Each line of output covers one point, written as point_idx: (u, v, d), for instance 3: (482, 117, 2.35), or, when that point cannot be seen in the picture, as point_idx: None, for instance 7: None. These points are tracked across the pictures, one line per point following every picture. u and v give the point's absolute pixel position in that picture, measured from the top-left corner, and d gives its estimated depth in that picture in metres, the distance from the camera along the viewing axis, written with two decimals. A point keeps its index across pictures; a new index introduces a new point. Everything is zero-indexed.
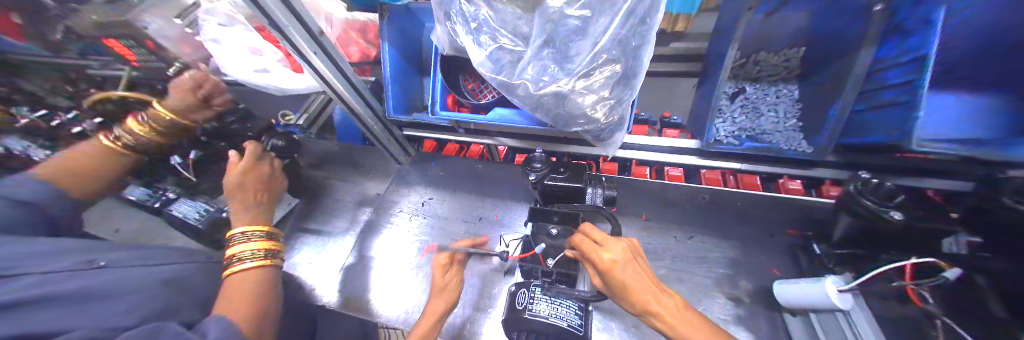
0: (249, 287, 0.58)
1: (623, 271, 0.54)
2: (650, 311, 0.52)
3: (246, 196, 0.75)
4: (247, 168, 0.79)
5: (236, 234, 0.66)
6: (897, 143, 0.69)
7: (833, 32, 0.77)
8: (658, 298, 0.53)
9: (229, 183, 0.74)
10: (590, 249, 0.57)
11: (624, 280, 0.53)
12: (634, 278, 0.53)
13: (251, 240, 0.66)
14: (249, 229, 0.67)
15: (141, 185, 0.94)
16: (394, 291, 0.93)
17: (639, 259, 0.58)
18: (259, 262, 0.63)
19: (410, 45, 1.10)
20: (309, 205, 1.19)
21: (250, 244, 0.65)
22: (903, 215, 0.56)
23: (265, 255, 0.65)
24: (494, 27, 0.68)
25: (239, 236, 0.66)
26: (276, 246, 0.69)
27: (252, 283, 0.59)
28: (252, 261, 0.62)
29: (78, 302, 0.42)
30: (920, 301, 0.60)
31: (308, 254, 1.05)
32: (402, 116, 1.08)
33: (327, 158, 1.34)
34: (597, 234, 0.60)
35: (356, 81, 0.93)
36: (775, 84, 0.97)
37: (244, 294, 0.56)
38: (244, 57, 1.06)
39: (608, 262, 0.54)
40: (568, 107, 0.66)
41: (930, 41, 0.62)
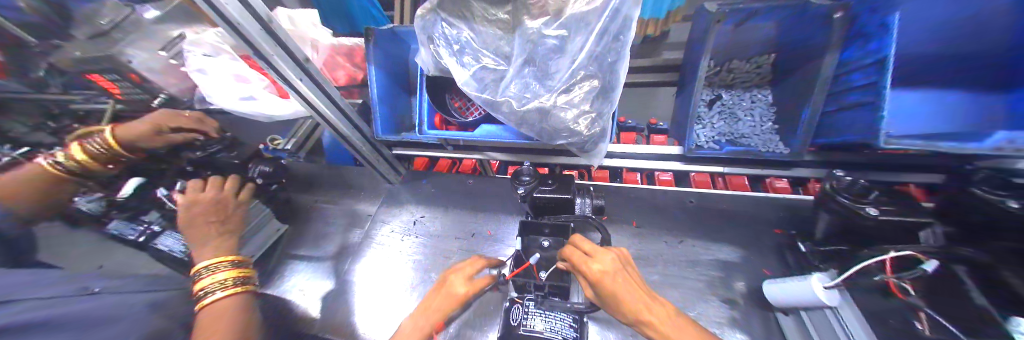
0: (227, 316, 0.57)
1: (613, 281, 0.55)
2: (639, 319, 0.53)
3: (200, 230, 0.74)
4: (197, 197, 0.79)
5: (201, 268, 0.63)
6: (867, 140, 0.73)
7: (798, 39, 0.82)
8: (647, 305, 0.53)
9: (184, 218, 0.75)
10: (580, 260, 0.58)
11: (614, 290, 0.54)
12: (624, 288, 0.54)
13: (219, 271, 0.63)
14: (214, 261, 0.65)
15: (123, 220, 0.87)
16: (388, 315, 0.91)
17: (628, 268, 0.59)
18: (230, 291, 0.61)
19: (396, 66, 1.12)
20: (299, 230, 1.18)
21: (216, 275, 0.62)
22: (878, 211, 0.59)
23: (235, 283, 0.63)
24: (476, 48, 0.71)
25: (204, 269, 0.63)
26: (246, 273, 0.67)
27: (226, 312, 0.58)
28: (222, 290, 0.60)
29: (67, 324, 0.41)
30: (903, 294, 0.57)
31: (298, 280, 1.03)
32: (391, 136, 1.09)
33: (315, 180, 1.33)
34: (587, 245, 0.60)
35: (344, 105, 0.94)
36: (749, 89, 1.01)
37: (220, 322, 0.55)
38: (230, 85, 1.06)
39: (597, 273, 0.56)
40: (552, 121, 0.68)
41: (886, 44, 0.66)
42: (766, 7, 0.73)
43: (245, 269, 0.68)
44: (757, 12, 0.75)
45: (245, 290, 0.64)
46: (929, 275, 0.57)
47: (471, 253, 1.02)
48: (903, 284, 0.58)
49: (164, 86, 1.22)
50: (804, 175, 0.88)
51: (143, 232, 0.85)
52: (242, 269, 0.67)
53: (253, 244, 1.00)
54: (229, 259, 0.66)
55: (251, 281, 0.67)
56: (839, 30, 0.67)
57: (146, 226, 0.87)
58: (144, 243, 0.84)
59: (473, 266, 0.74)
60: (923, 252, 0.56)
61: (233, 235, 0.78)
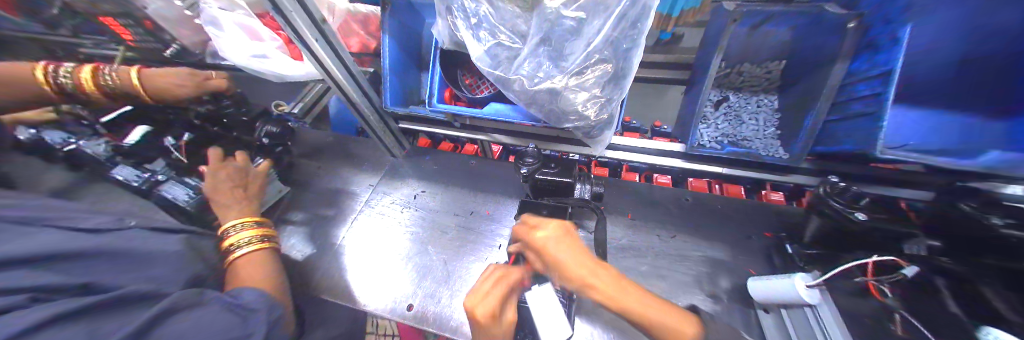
0: (252, 267, 0.68)
1: (553, 247, 0.60)
2: (586, 284, 0.56)
3: (225, 192, 0.79)
4: (218, 164, 0.84)
5: (229, 227, 0.73)
6: (865, 151, 0.74)
7: (810, 46, 0.84)
8: (588, 272, 0.57)
9: (211, 183, 0.80)
10: (527, 233, 0.67)
11: (554, 256, 0.59)
12: (561, 256, 0.59)
13: (244, 230, 0.73)
14: (240, 221, 0.74)
15: (128, 166, 0.86)
16: (382, 281, 0.94)
17: (572, 236, 0.63)
18: (257, 246, 0.72)
19: (410, 37, 1.12)
20: (299, 194, 1.19)
21: (242, 234, 0.72)
22: (868, 217, 0.59)
23: (260, 240, 0.73)
24: (494, 24, 0.72)
25: (234, 226, 0.73)
26: (269, 232, 0.77)
27: (254, 264, 0.69)
28: (249, 246, 0.71)
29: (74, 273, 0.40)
30: (881, 296, 0.61)
31: (296, 240, 1.05)
32: (399, 108, 1.10)
33: (319, 148, 1.34)
34: (534, 220, 0.69)
35: (356, 72, 0.94)
36: (756, 94, 1.02)
37: (250, 273, 0.67)
38: (242, 42, 1.06)
39: (539, 241, 0.63)
40: (561, 103, 0.69)
41: (899, 56, 0.67)
42: (785, 10, 0.74)
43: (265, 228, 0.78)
44: (775, 14, 0.76)
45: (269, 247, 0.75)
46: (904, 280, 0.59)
47: (467, 231, 1.04)
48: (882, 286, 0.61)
49: (179, 38, 1.22)
50: (799, 183, 0.90)
51: (145, 180, 0.83)
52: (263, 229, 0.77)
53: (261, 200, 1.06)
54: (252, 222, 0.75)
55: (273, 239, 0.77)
56: (851, 38, 0.68)
57: (149, 174, 0.84)
58: (149, 192, 0.83)
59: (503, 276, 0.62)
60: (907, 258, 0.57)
61: (250, 200, 0.83)
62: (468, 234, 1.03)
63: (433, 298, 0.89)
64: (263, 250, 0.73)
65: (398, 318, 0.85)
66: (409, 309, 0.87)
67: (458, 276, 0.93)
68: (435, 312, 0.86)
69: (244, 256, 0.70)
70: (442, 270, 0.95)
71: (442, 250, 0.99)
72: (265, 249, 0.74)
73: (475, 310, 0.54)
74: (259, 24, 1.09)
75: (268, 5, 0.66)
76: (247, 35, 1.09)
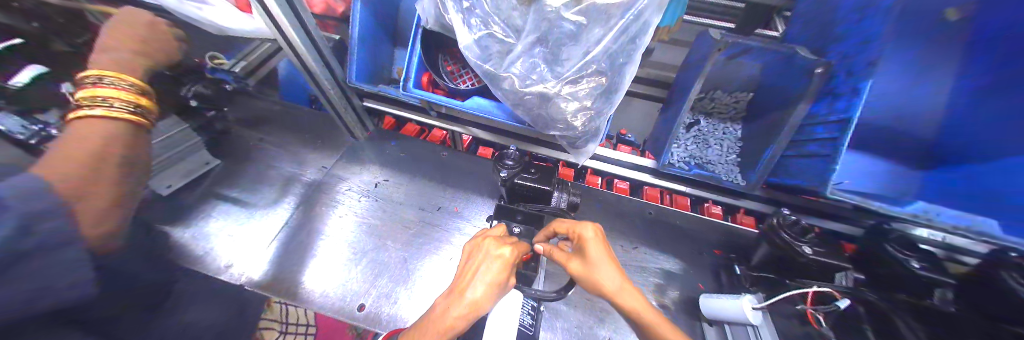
0: (98, 135, 0.50)
1: (595, 245, 0.59)
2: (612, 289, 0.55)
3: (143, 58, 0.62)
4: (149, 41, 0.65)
5: (87, 78, 0.55)
6: (814, 188, 0.82)
7: (775, 85, 0.91)
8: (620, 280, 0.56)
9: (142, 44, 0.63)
10: (570, 227, 0.63)
11: (593, 254, 0.58)
12: (595, 255, 0.58)
13: (104, 86, 0.54)
14: (102, 75, 0.55)
15: None
16: (330, 277, 0.84)
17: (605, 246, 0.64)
18: (107, 113, 0.53)
19: (386, 7, 1.01)
20: (232, 168, 1.03)
21: (100, 92, 0.53)
22: (811, 250, 0.67)
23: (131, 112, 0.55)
24: (488, 12, 0.66)
25: (93, 78, 0.55)
26: (140, 101, 0.58)
27: (104, 134, 0.51)
28: (101, 109, 0.52)
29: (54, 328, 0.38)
30: (816, 323, 0.66)
31: (226, 223, 0.91)
32: (366, 85, 0.96)
33: (262, 117, 1.17)
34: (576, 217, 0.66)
35: (318, 37, 0.82)
36: (724, 121, 1.09)
37: (81, 138, 0.49)
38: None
39: (586, 236, 0.60)
40: (551, 109, 0.66)
41: (854, 106, 0.75)
42: (760, 47, 0.80)
43: (149, 100, 0.60)
44: (751, 49, 0.82)
45: (139, 124, 0.56)
46: (836, 310, 0.65)
47: (432, 227, 0.97)
48: (818, 316, 0.67)
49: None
50: (751, 207, 1.00)
51: (33, 134, 0.64)
52: (145, 100, 0.59)
53: (171, 174, 0.91)
54: (125, 79, 0.57)
55: (154, 114, 0.60)
56: (815, 83, 0.74)
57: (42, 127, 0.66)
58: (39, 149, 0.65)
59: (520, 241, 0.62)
60: (840, 291, 0.65)
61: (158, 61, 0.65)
62: (433, 231, 0.96)
63: (388, 298, 0.82)
64: (137, 134, 0.56)
65: (347, 319, 0.77)
66: (361, 310, 0.79)
67: (418, 275, 0.87)
68: (389, 314, 0.79)
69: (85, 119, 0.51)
70: (399, 268, 0.88)
71: (402, 247, 0.92)
72: (136, 132, 0.56)
73: (498, 255, 0.55)
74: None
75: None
76: None
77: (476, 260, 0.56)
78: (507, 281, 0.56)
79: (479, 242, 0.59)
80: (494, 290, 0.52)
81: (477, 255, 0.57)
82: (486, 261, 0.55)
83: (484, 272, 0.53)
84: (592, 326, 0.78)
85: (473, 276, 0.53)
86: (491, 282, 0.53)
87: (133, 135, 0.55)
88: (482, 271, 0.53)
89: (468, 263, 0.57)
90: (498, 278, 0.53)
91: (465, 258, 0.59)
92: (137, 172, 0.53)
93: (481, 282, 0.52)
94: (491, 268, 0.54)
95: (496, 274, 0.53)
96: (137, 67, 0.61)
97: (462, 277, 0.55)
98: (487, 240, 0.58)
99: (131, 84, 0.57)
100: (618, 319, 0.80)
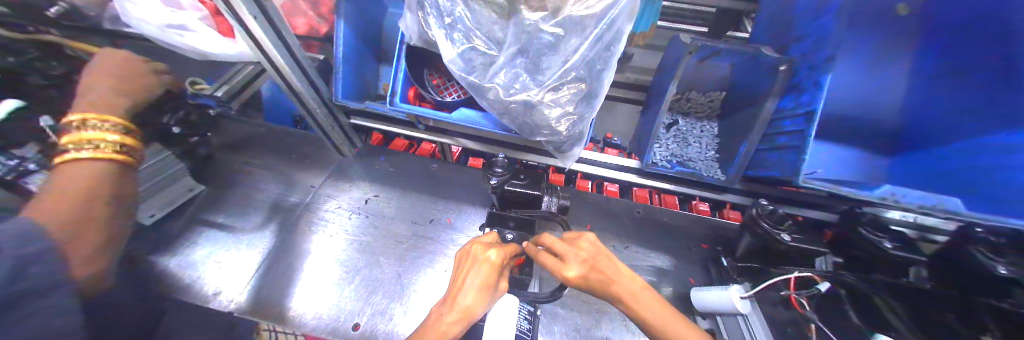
0: (86, 175, 0.50)
1: (590, 279, 0.58)
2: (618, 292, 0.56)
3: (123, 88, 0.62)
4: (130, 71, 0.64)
5: (71, 121, 0.53)
6: (788, 178, 0.87)
7: (745, 83, 0.97)
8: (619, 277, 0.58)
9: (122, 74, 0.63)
10: (555, 266, 0.61)
11: (592, 287, 0.58)
12: (596, 284, 0.58)
13: (91, 130, 0.54)
14: (87, 118, 0.54)
15: None
16: (323, 298, 0.82)
17: (600, 254, 0.61)
18: (97, 155, 0.52)
19: (369, 26, 1.02)
20: (217, 193, 1.01)
21: (86, 135, 0.52)
22: (790, 237, 0.71)
23: (116, 150, 0.55)
24: (469, 27, 0.68)
25: (76, 123, 0.53)
26: (128, 141, 0.57)
27: (88, 176, 0.50)
28: (90, 151, 0.52)
29: None
30: (800, 306, 0.69)
31: (213, 250, 0.89)
32: (352, 102, 0.97)
33: (246, 140, 1.16)
34: (558, 247, 0.62)
35: (302, 58, 0.83)
36: (700, 120, 1.14)
37: (66, 180, 0.48)
38: (154, 7, 0.92)
39: (574, 276, 0.59)
40: (535, 116, 0.68)
41: (816, 99, 0.81)
42: (728, 49, 0.85)
43: (134, 139, 0.59)
44: (720, 52, 0.87)
45: (126, 162, 0.56)
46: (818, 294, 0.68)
47: (424, 240, 0.97)
48: (802, 300, 0.70)
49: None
50: (732, 200, 1.04)
51: (9, 170, 0.66)
52: (130, 139, 0.58)
53: (154, 202, 0.88)
54: (110, 120, 0.56)
55: (139, 152, 0.59)
56: (781, 81, 0.79)
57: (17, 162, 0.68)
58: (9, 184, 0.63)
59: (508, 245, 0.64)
60: (820, 275, 0.69)
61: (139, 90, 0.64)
62: (426, 244, 0.96)
63: (384, 315, 0.81)
64: (125, 173, 0.56)
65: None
66: (355, 329, 0.78)
67: (413, 289, 0.86)
68: (386, 331, 0.78)
69: (78, 160, 0.51)
70: (394, 284, 0.87)
71: (396, 262, 0.91)
72: (124, 170, 0.56)
73: (485, 259, 0.57)
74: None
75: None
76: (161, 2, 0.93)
77: (465, 266, 0.57)
78: (497, 285, 0.57)
79: (468, 247, 0.60)
80: (485, 294, 0.53)
81: (466, 260, 0.58)
82: (475, 266, 0.56)
83: (474, 276, 0.55)
84: (590, 327, 0.79)
85: (464, 282, 0.54)
86: (480, 285, 0.54)
87: (121, 173, 0.55)
88: (471, 276, 0.55)
89: (458, 269, 0.58)
90: (487, 281, 0.54)
91: (455, 265, 0.60)
92: (124, 204, 0.52)
93: (472, 287, 0.53)
94: (479, 272, 0.55)
95: (486, 278, 0.55)
96: (119, 98, 0.60)
97: (453, 283, 0.56)
98: (475, 244, 0.60)
99: (117, 125, 0.56)
100: (614, 318, 0.81)
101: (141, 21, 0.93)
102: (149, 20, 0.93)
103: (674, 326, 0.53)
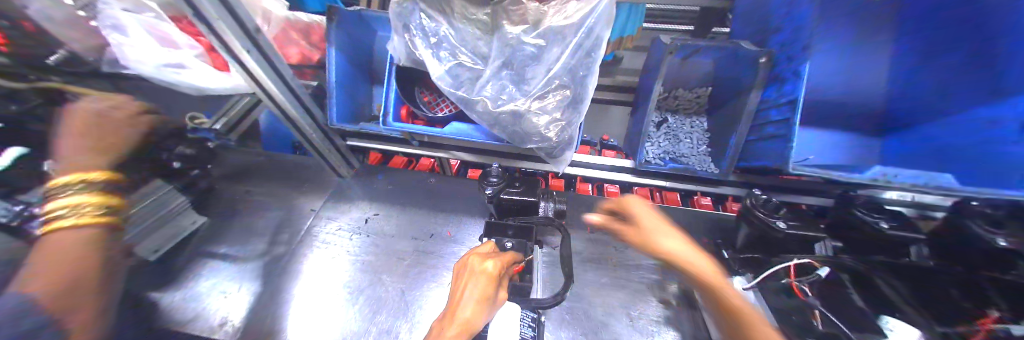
0: (69, 247, 0.49)
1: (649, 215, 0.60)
2: (671, 252, 0.54)
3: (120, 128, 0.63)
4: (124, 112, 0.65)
5: (59, 183, 0.53)
6: (779, 167, 0.88)
7: (728, 78, 0.99)
8: (674, 233, 0.57)
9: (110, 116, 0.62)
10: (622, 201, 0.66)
11: (647, 222, 0.59)
12: (653, 223, 0.59)
13: (78, 190, 0.54)
14: (74, 176, 0.54)
15: None
16: (328, 320, 0.82)
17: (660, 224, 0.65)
18: (83, 221, 0.52)
19: (360, 51, 1.06)
20: (220, 225, 1.02)
21: (71, 199, 0.53)
22: (785, 224, 0.71)
23: (101, 212, 0.55)
24: (454, 45, 0.71)
25: (62, 185, 0.53)
26: (113, 200, 0.57)
27: (75, 244, 0.50)
28: (74, 218, 0.52)
29: None
30: (802, 294, 0.67)
31: (219, 280, 0.89)
32: (347, 125, 0.99)
33: (246, 169, 1.18)
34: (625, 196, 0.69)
35: (296, 86, 0.85)
36: (689, 116, 1.16)
37: (56, 251, 0.48)
38: (151, 48, 0.96)
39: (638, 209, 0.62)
40: (524, 125, 0.70)
41: (798, 88, 0.83)
42: (709, 46, 0.88)
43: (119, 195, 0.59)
44: (701, 49, 0.90)
45: (113, 224, 0.56)
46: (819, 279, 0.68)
47: (427, 255, 0.97)
48: (802, 287, 0.68)
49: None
50: (728, 192, 1.05)
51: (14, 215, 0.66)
52: (115, 195, 0.58)
53: (157, 238, 0.89)
54: (98, 178, 0.56)
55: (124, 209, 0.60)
56: (762, 72, 0.82)
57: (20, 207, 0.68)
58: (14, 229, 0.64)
59: (506, 256, 0.65)
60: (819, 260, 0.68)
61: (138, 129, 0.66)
62: (428, 259, 0.96)
63: (389, 333, 0.81)
64: (114, 234, 0.57)
65: None
66: None
67: (418, 305, 0.86)
68: None
69: (63, 229, 0.51)
70: (398, 301, 0.87)
71: (399, 279, 0.91)
72: (112, 232, 0.56)
73: (482, 270, 0.58)
74: (175, 30, 0.99)
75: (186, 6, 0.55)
76: (157, 41, 0.97)
77: (463, 278, 0.58)
78: (495, 295, 0.58)
79: (465, 259, 0.61)
80: (483, 305, 0.54)
81: (464, 272, 0.59)
82: (473, 277, 0.57)
83: (472, 288, 0.55)
84: (596, 330, 0.78)
85: (463, 294, 0.55)
86: (477, 297, 0.54)
87: (110, 236, 0.56)
88: (470, 288, 0.55)
89: (457, 282, 0.59)
90: (485, 293, 0.55)
91: (454, 277, 0.61)
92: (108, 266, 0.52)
93: (470, 299, 0.54)
94: (477, 284, 0.56)
95: (484, 289, 0.55)
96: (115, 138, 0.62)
97: (453, 296, 0.56)
98: (472, 256, 0.61)
99: (105, 181, 0.57)
100: (620, 320, 0.80)
101: (138, 63, 0.96)
102: (145, 61, 0.96)
103: (730, 291, 0.48)
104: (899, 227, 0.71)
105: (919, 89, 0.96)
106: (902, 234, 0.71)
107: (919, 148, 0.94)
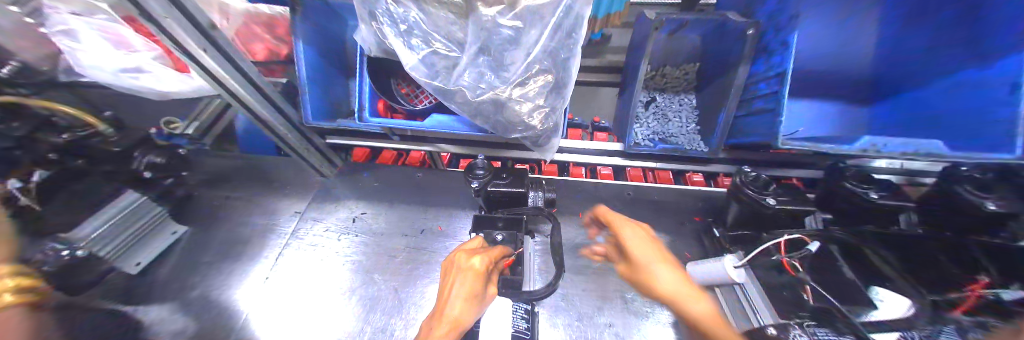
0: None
1: (637, 247, 0.60)
2: (664, 291, 0.52)
3: None
4: None
5: None
6: (768, 142, 0.87)
7: (716, 52, 0.96)
8: (675, 275, 0.53)
9: None
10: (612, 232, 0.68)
11: (636, 254, 0.59)
12: (639, 254, 0.59)
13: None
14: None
15: None
16: (321, 323, 0.81)
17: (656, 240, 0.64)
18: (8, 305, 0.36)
19: (331, 42, 0.99)
20: (201, 234, 0.98)
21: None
22: (775, 200, 0.71)
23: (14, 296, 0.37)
24: (426, 31, 0.66)
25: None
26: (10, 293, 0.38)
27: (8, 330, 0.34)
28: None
29: None
30: (794, 270, 0.67)
31: (204, 290, 0.86)
32: (324, 123, 0.96)
33: (224, 174, 1.13)
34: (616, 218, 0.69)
35: (265, 85, 0.80)
36: (678, 94, 1.14)
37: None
38: (105, 51, 0.90)
39: (630, 239, 0.63)
40: (506, 114, 0.69)
41: (786, 60, 0.80)
42: (695, 19, 0.84)
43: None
44: (687, 23, 0.86)
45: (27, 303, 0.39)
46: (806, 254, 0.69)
47: (419, 251, 0.96)
48: (794, 262, 0.68)
49: (13, 51, 0.95)
50: (717, 170, 1.05)
51: None
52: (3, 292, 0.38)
53: (137, 251, 0.86)
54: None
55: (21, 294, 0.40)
56: (749, 44, 0.79)
57: None
58: None
59: (495, 250, 0.64)
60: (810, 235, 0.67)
61: None
62: (420, 255, 0.95)
63: (386, 331, 0.80)
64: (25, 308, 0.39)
65: None
66: None
67: (412, 302, 0.85)
68: None
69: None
70: (393, 299, 0.86)
71: (392, 277, 0.90)
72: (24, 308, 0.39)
73: (469, 267, 0.56)
74: (131, 32, 0.94)
75: (131, 9, 0.50)
76: (112, 44, 0.91)
77: (451, 276, 0.56)
78: (483, 291, 0.57)
79: (452, 257, 0.59)
80: (472, 302, 0.53)
81: (451, 270, 0.57)
82: (460, 275, 0.55)
83: (460, 286, 0.54)
84: (591, 315, 0.79)
85: (450, 293, 0.53)
86: (465, 295, 0.53)
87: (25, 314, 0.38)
88: (457, 286, 0.54)
89: (445, 280, 0.57)
90: (474, 290, 0.54)
91: (442, 275, 0.59)
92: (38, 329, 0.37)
93: (459, 296, 0.52)
94: (464, 281, 0.54)
95: (472, 286, 0.54)
96: None
97: (441, 295, 0.54)
98: (459, 253, 0.59)
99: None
100: (615, 303, 0.81)
101: (93, 68, 0.89)
102: (101, 66, 0.89)
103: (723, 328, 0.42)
104: (887, 197, 0.71)
105: (906, 55, 0.95)
106: (890, 203, 0.71)
107: (904, 115, 0.94)
